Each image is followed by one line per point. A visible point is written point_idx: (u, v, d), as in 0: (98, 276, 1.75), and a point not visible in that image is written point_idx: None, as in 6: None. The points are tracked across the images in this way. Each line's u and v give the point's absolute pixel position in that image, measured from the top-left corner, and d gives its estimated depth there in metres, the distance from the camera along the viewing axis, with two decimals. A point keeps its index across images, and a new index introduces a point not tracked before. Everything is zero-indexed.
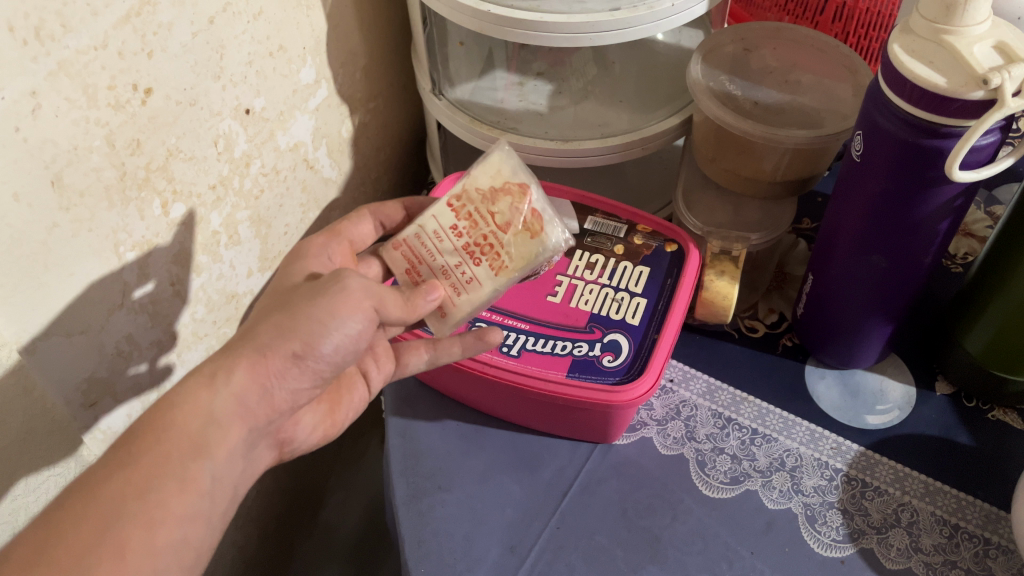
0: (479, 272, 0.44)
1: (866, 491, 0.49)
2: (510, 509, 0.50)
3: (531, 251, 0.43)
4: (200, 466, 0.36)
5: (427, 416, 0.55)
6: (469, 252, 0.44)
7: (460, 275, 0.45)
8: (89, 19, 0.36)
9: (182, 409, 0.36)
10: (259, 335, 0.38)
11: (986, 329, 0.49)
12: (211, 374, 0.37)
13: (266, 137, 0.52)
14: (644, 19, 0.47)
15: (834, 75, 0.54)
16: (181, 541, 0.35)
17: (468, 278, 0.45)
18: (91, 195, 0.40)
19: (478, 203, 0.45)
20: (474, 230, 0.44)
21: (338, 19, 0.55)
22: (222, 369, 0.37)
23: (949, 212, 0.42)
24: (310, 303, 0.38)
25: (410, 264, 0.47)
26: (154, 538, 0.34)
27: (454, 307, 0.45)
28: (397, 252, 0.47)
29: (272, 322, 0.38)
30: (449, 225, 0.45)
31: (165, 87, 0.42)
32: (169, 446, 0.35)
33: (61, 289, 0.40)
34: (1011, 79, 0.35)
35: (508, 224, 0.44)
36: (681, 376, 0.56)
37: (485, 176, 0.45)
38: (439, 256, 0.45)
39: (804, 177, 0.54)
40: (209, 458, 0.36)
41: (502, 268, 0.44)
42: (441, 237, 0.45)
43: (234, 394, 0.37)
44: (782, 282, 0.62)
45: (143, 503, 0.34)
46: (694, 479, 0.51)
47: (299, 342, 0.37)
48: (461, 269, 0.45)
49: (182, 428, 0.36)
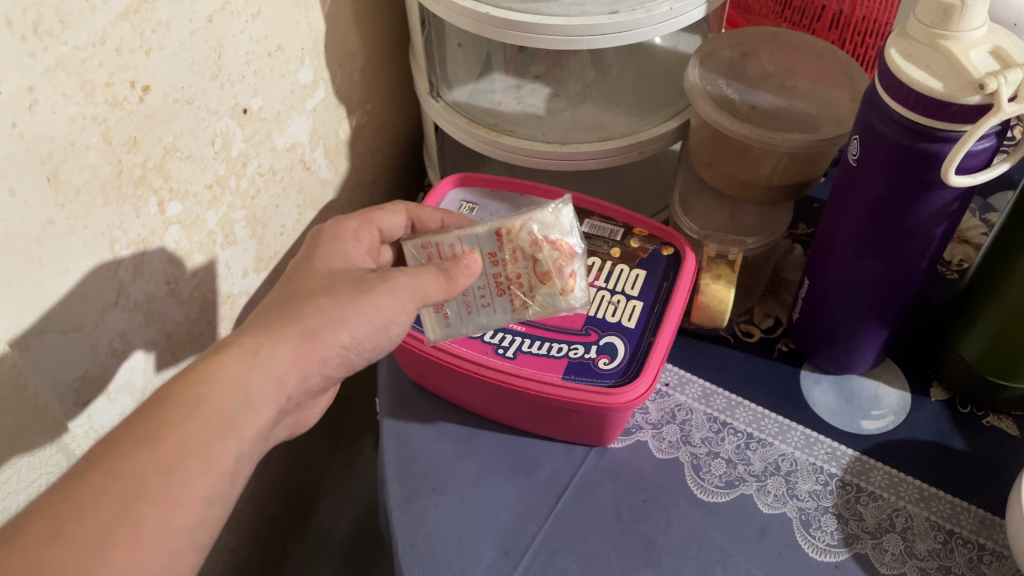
0: (500, 305, 0.48)
1: (861, 496, 0.49)
2: (504, 512, 0.49)
3: (557, 304, 0.48)
4: (226, 446, 0.35)
5: (422, 418, 0.55)
6: (498, 283, 0.48)
7: (481, 298, 0.48)
8: (86, 15, 0.36)
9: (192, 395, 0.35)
10: (304, 317, 0.38)
11: (981, 335, 0.49)
12: (253, 351, 0.37)
13: (263, 137, 0.52)
14: (642, 22, 0.48)
15: (830, 80, 0.55)
16: (197, 525, 0.33)
17: (485, 303, 0.48)
18: (86, 192, 0.39)
19: (528, 245, 0.47)
20: (514, 270, 0.48)
21: (336, 20, 0.55)
22: (265, 344, 0.37)
23: (945, 217, 0.42)
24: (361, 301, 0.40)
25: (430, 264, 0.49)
26: (172, 520, 0.32)
27: (462, 322, 0.49)
28: (422, 249, 0.49)
29: (323, 307, 0.39)
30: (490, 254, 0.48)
31: (162, 85, 0.42)
32: (193, 423, 0.34)
33: (55, 286, 0.39)
34: (1007, 84, 0.35)
35: (545, 277, 0.47)
36: (676, 380, 0.56)
37: (544, 225, 0.48)
38: None
39: (800, 183, 0.54)
40: (236, 437, 0.35)
41: (522, 308, 0.48)
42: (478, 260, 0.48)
43: (273, 374, 0.37)
44: (778, 287, 0.62)
45: (164, 482, 0.33)
46: (689, 483, 0.51)
47: (347, 333, 0.39)
48: (483, 294, 0.48)
49: (210, 407, 0.35)
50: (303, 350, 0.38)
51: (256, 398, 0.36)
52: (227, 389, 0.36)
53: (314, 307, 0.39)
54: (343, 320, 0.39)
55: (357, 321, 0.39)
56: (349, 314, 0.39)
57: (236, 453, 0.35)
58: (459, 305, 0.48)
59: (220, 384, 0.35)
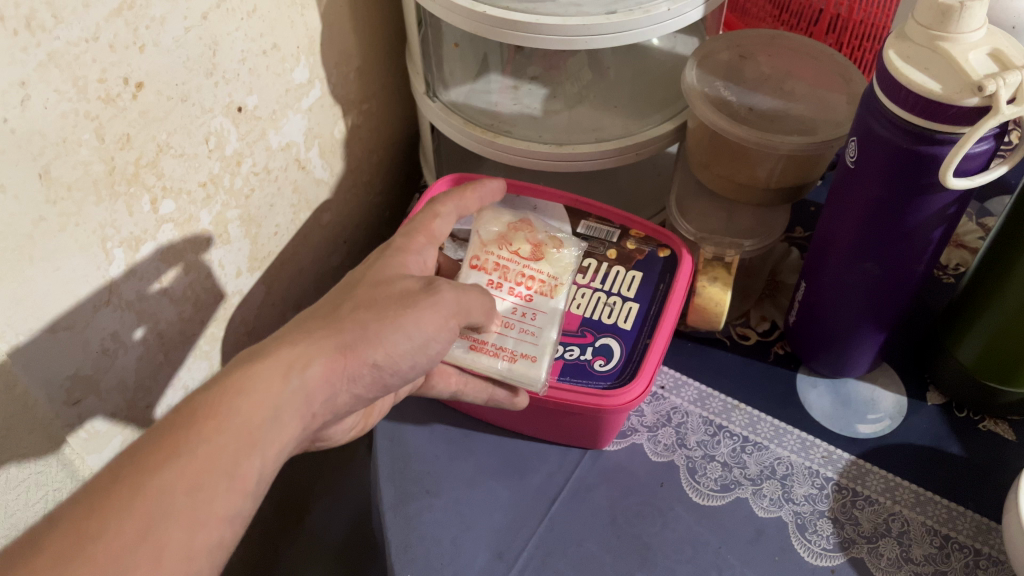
0: (539, 301, 0.49)
1: (857, 500, 0.49)
2: (498, 515, 0.49)
3: (567, 261, 0.51)
4: (251, 464, 0.34)
5: (416, 420, 0.54)
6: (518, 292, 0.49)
7: (525, 319, 0.48)
8: (80, 11, 0.36)
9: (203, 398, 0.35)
10: (347, 331, 0.38)
11: (978, 339, 0.49)
12: (289, 364, 0.36)
13: (258, 136, 0.52)
14: (639, 23, 0.47)
15: (827, 83, 0.54)
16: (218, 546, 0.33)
17: (531, 313, 0.48)
18: (78, 189, 0.39)
19: (502, 251, 0.50)
20: (517, 275, 0.50)
21: (332, 20, 0.55)
22: (299, 359, 0.36)
23: (943, 219, 0.42)
24: (401, 316, 0.38)
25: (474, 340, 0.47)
26: (192, 541, 0.32)
27: (539, 347, 0.47)
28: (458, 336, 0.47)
29: (362, 319, 0.39)
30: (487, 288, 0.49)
31: (156, 82, 0.41)
32: (225, 441, 0.33)
33: (46, 283, 0.39)
34: (1006, 87, 0.35)
35: (538, 249, 0.51)
36: (672, 383, 0.56)
37: (490, 229, 0.51)
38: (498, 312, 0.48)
39: (797, 185, 0.54)
40: (261, 454, 0.35)
41: (555, 287, 0.49)
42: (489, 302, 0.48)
43: (307, 388, 0.36)
44: (775, 290, 0.62)
45: (189, 498, 0.32)
46: (684, 486, 0.50)
47: (381, 352, 0.38)
48: (521, 310, 0.48)
49: (244, 419, 0.34)
50: (335, 365, 0.37)
51: (284, 414, 0.36)
52: (261, 404, 0.35)
53: (354, 321, 0.38)
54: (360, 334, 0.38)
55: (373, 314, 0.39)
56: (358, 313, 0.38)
57: (257, 467, 0.35)
58: (520, 338, 0.47)
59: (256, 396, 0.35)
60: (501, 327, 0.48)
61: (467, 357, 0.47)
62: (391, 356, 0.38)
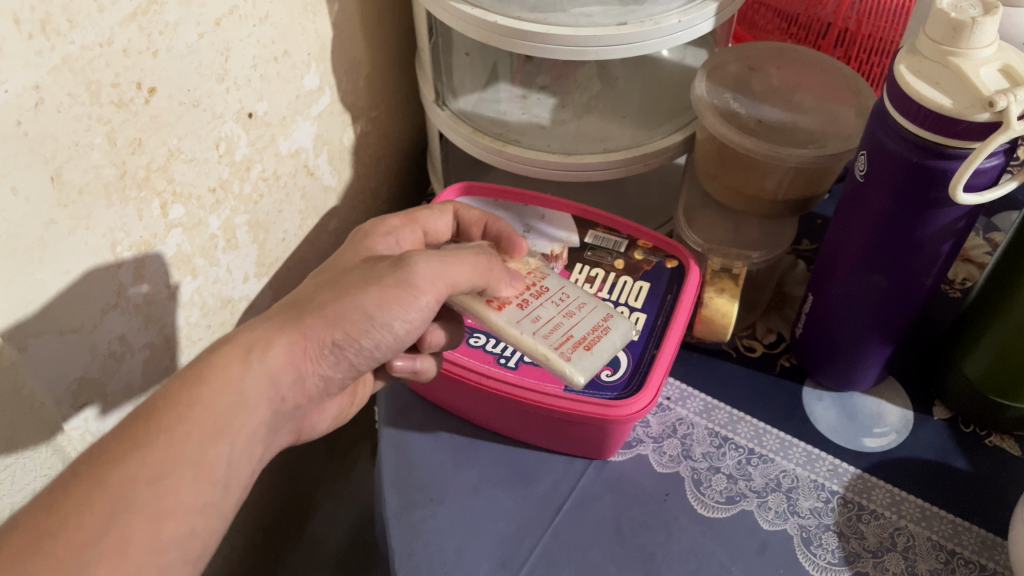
0: (551, 285, 0.47)
1: (862, 514, 0.49)
2: (502, 523, 0.49)
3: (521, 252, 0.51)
4: (218, 450, 0.35)
5: (420, 427, 0.54)
6: (536, 293, 0.46)
7: (566, 300, 0.46)
8: (95, 15, 0.36)
9: (197, 393, 0.35)
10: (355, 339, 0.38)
11: (985, 353, 0.49)
12: (248, 347, 0.36)
13: (268, 142, 0.52)
14: (650, 34, 0.48)
15: (837, 97, 0.55)
16: (189, 535, 0.34)
17: (561, 296, 0.47)
18: (89, 193, 0.39)
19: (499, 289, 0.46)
20: (523, 287, 0.46)
21: (343, 27, 0.55)
22: (259, 343, 0.37)
23: (951, 234, 0.42)
24: (360, 292, 0.38)
25: (579, 342, 0.44)
26: (160, 532, 0.33)
27: (593, 304, 0.46)
28: (569, 351, 0.43)
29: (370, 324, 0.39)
30: (527, 310, 0.45)
31: (168, 87, 0.41)
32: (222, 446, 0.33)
33: (56, 287, 0.39)
34: (1017, 102, 0.35)
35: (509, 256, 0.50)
36: (678, 395, 0.56)
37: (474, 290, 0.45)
38: (550, 314, 0.45)
39: (805, 197, 0.54)
40: (229, 441, 0.35)
41: (540, 274, 0.48)
42: (540, 318, 0.45)
43: (270, 371, 0.37)
44: (781, 303, 0.62)
45: None
46: (689, 497, 0.50)
47: (341, 332, 0.38)
48: (555, 297, 0.46)
49: None
50: (297, 347, 0.37)
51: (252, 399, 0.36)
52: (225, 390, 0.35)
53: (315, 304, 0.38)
54: (358, 323, 0.38)
55: (368, 329, 0.38)
56: (347, 310, 0.38)
57: None
58: (587, 310, 0.46)
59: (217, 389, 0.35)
60: (573, 321, 0.45)
61: (600, 352, 0.43)
62: (352, 335, 0.38)
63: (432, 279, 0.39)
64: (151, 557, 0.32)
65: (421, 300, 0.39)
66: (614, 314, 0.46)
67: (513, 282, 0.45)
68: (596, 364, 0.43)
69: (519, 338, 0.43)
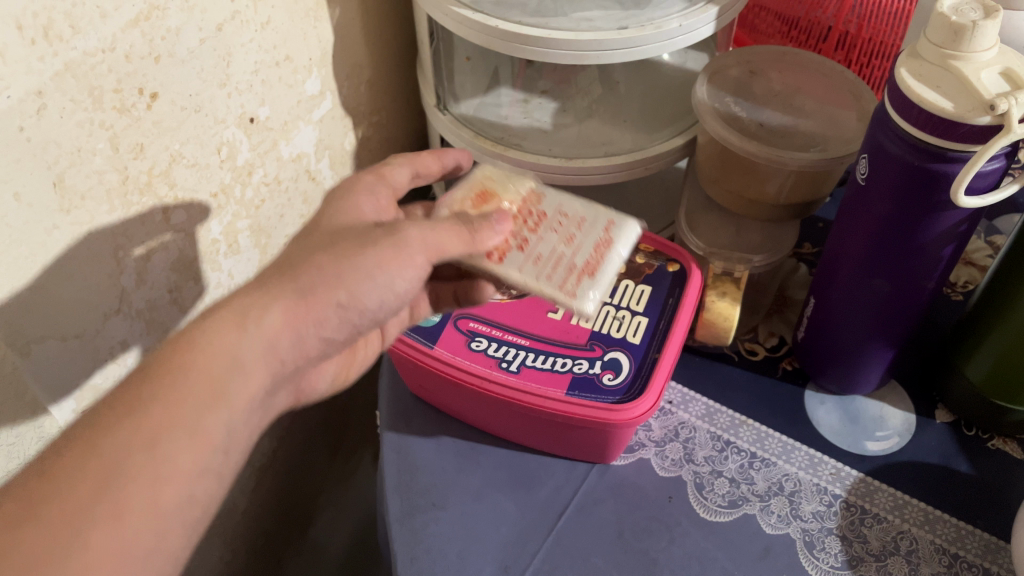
0: (546, 207, 0.46)
1: (865, 518, 0.49)
2: (504, 528, 0.49)
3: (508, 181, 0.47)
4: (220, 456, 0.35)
5: (422, 432, 0.54)
6: (535, 223, 0.45)
7: (564, 222, 0.45)
8: (97, 21, 0.36)
9: (190, 362, 0.34)
10: None
11: (987, 356, 0.49)
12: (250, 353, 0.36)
13: (270, 146, 0.52)
14: (650, 38, 0.48)
15: (838, 101, 0.55)
16: (190, 501, 0.33)
17: (559, 218, 0.45)
18: (92, 198, 0.39)
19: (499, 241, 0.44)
20: (522, 221, 0.45)
21: (344, 32, 0.56)
22: None
23: (953, 237, 0.42)
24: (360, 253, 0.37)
25: (586, 270, 0.43)
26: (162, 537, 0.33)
27: (592, 217, 0.45)
28: (579, 288, 0.42)
29: None
30: (528, 250, 0.44)
31: (170, 92, 0.42)
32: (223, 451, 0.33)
33: (58, 292, 0.39)
34: (1018, 106, 0.35)
35: (483, 197, 0.46)
36: (679, 399, 0.56)
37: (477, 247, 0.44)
38: (552, 245, 0.44)
39: (807, 201, 0.54)
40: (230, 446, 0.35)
41: (534, 194, 0.46)
42: (542, 255, 0.43)
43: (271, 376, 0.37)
44: (783, 306, 0.62)
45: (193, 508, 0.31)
46: (692, 502, 0.50)
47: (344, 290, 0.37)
48: (553, 222, 0.45)
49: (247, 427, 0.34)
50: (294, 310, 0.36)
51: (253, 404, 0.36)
52: None
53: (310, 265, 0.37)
54: (360, 281, 0.37)
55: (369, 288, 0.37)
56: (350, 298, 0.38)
57: None
58: (587, 228, 0.44)
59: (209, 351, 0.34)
60: (574, 248, 0.44)
61: (604, 277, 0.43)
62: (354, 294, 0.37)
63: (424, 245, 0.38)
64: (149, 520, 0.31)
65: (414, 259, 0.38)
66: (617, 220, 0.45)
67: (499, 228, 0.41)
68: (601, 293, 0.42)
69: (531, 287, 0.42)
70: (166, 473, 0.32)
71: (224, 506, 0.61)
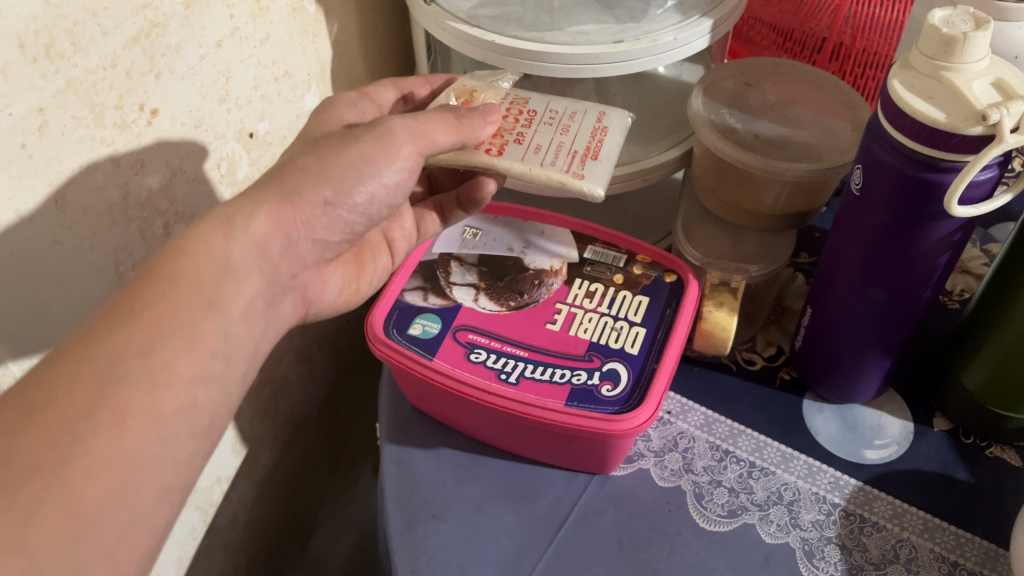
0: (535, 107, 0.48)
1: (864, 526, 0.49)
2: (504, 539, 0.49)
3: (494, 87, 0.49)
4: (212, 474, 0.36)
5: (422, 444, 0.54)
6: (527, 121, 0.47)
7: (556, 118, 0.47)
8: (98, 38, 0.36)
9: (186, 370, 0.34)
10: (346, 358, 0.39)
11: (984, 364, 0.49)
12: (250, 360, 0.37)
13: (269, 161, 0.52)
14: (646, 52, 0.48)
15: (833, 111, 0.55)
16: (190, 407, 0.35)
17: (550, 115, 0.47)
18: (93, 213, 0.40)
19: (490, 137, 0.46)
20: (512, 121, 0.47)
21: (343, 47, 0.56)
22: None
23: (948, 246, 0.42)
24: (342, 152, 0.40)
25: (585, 153, 0.45)
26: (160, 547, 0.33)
27: (584, 115, 0.48)
28: (582, 167, 0.45)
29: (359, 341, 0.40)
30: (526, 142, 0.46)
31: (171, 108, 0.42)
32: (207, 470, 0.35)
33: (60, 307, 0.39)
34: (1010, 115, 0.35)
35: (469, 99, 0.48)
36: (679, 409, 0.56)
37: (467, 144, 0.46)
38: (549, 138, 0.46)
39: (803, 211, 0.54)
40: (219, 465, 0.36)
41: (522, 98, 0.49)
42: (541, 146, 0.46)
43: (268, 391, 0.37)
44: (780, 315, 0.62)
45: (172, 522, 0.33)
46: (692, 511, 0.50)
47: (331, 189, 0.39)
48: (544, 118, 0.47)
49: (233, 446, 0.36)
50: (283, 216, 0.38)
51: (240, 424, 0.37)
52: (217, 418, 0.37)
53: (295, 169, 0.39)
54: (346, 177, 0.40)
55: (358, 183, 0.40)
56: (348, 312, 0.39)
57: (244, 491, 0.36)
58: (580, 119, 0.47)
59: (200, 255, 0.36)
60: (571, 136, 0.46)
61: (607, 158, 0.45)
62: (340, 192, 0.40)
63: (409, 134, 0.41)
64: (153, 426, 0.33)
65: (402, 152, 0.41)
66: (605, 112, 0.48)
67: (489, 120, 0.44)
68: (608, 171, 0.45)
69: (533, 169, 0.44)
70: (165, 396, 0.34)
71: (224, 518, 0.61)
